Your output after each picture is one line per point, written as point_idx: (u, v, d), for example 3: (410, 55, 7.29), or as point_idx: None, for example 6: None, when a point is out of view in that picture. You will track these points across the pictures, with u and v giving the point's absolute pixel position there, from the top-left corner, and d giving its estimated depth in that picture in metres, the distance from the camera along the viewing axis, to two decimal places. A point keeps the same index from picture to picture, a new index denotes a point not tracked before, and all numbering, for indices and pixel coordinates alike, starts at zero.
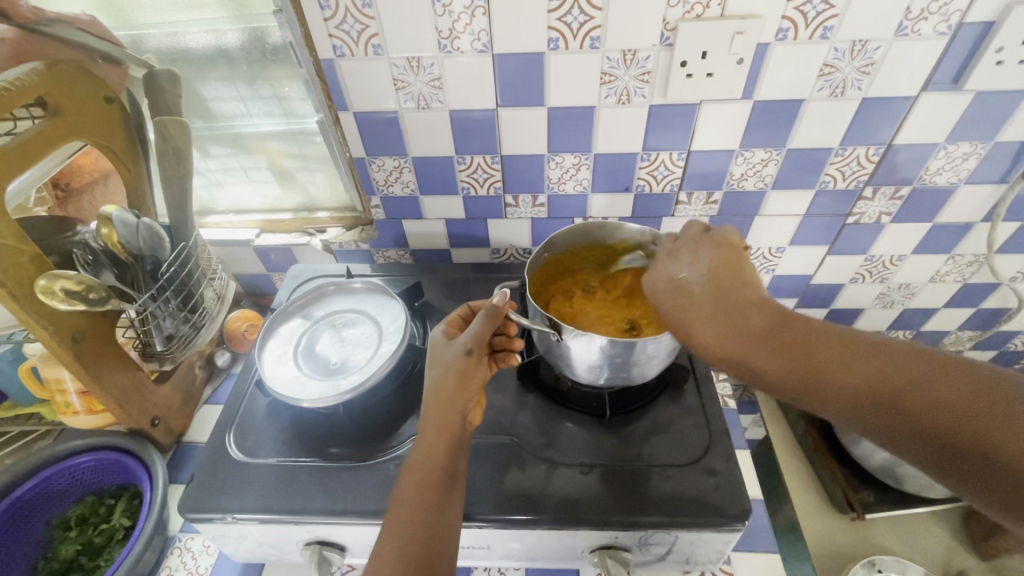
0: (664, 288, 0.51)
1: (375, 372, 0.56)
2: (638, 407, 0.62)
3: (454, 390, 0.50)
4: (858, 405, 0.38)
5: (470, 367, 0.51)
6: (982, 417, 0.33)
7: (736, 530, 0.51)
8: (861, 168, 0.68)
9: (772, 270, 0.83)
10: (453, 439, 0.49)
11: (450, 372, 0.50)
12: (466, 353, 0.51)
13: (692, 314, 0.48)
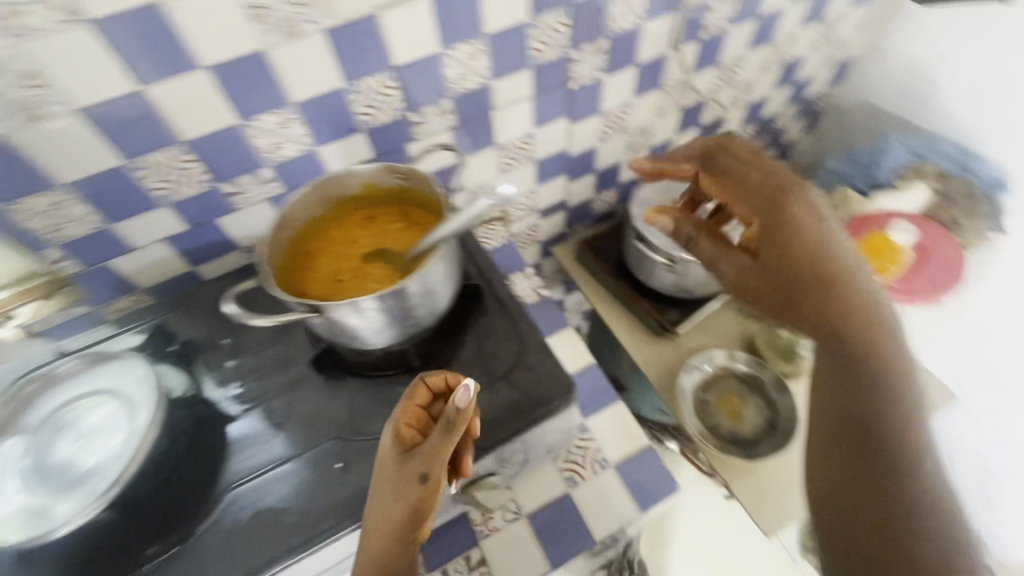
0: (768, 203, 0.54)
1: (138, 451, 0.47)
2: (449, 340, 0.60)
3: (404, 521, 0.45)
4: (841, 427, 0.48)
5: (422, 489, 0.45)
6: (885, 446, 0.45)
7: (568, 403, 0.55)
8: (559, 33, 0.69)
9: (533, 157, 0.85)
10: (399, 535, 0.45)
11: (405, 495, 0.45)
12: (421, 480, 0.45)
13: (768, 245, 0.54)
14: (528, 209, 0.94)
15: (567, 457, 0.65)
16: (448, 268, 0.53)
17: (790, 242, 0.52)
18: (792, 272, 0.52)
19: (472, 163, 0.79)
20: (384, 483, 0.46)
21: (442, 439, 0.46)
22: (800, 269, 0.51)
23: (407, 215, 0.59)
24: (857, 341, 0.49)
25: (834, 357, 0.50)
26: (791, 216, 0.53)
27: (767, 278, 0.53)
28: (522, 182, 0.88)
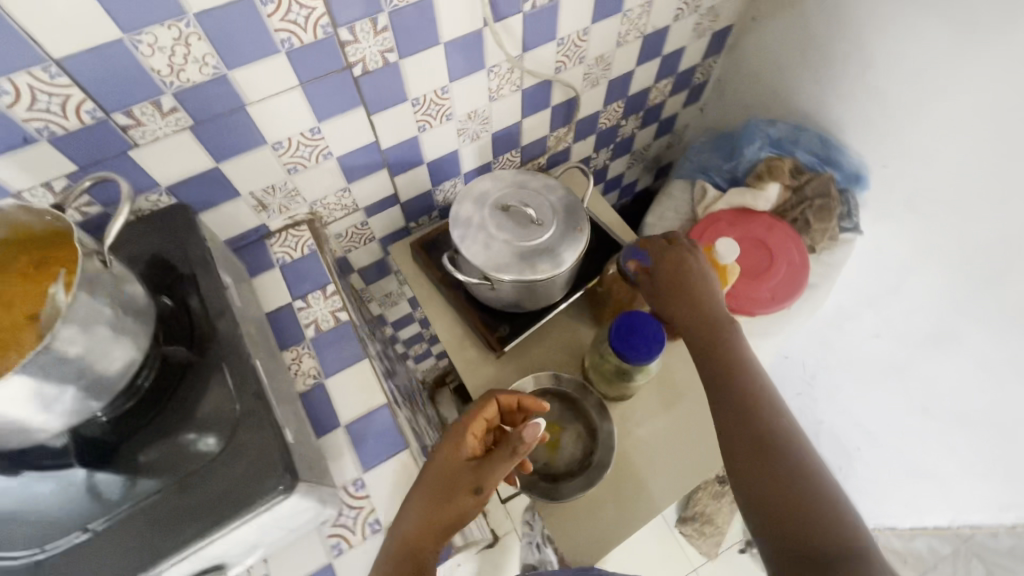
0: (686, 281, 0.67)
1: None
2: (150, 415, 0.49)
3: (446, 504, 0.57)
4: (734, 441, 0.56)
5: (472, 502, 0.58)
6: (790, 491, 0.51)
7: (280, 500, 0.46)
8: (311, 10, 0.54)
9: (331, 153, 0.72)
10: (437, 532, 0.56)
11: (454, 500, 0.57)
12: (477, 493, 0.58)
13: (680, 299, 0.66)
14: (346, 208, 0.82)
15: (335, 521, 0.59)
16: (92, 342, 0.41)
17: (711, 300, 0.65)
18: (709, 307, 0.65)
19: (241, 165, 0.65)
20: (440, 478, 0.59)
21: (500, 462, 0.59)
22: (709, 318, 0.64)
23: (58, 257, 0.46)
24: (735, 379, 0.60)
25: (725, 363, 0.61)
26: (686, 277, 0.67)
27: (699, 327, 0.64)
28: (326, 181, 0.75)
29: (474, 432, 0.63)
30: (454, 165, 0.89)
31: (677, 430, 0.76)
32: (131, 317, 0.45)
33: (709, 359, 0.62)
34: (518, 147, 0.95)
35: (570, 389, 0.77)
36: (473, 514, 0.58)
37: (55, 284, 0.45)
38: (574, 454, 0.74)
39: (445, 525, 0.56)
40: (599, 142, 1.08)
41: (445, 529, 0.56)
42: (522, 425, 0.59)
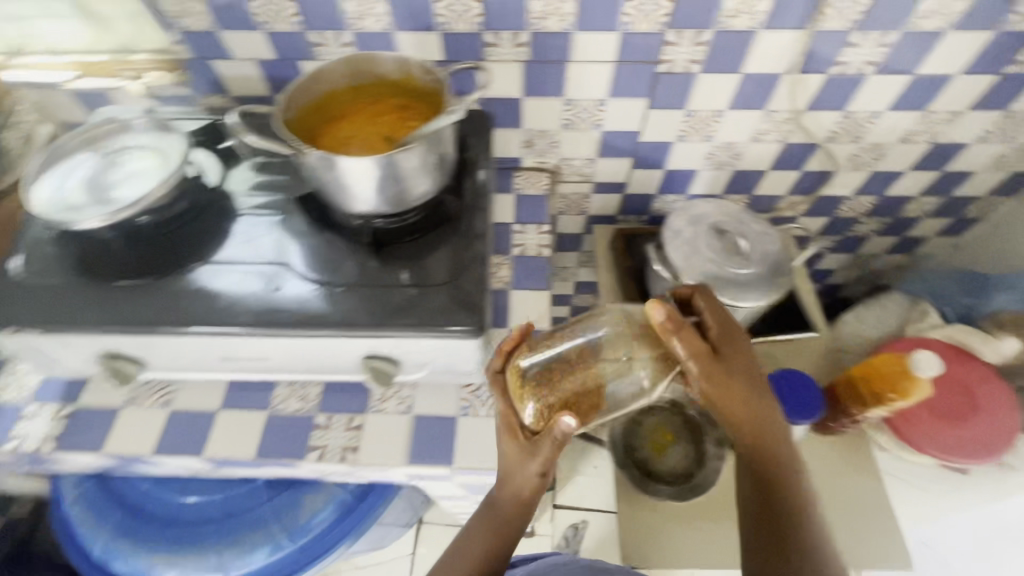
0: (727, 342, 0.57)
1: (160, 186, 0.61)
2: (411, 238, 0.65)
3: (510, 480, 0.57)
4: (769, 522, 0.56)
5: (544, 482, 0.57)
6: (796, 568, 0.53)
7: (467, 336, 0.58)
8: (659, 7, 0.67)
9: (600, 126, 0.84)
10: (518, 520, 0.59)
11: (530, 483, 0.56)
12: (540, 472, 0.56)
13: (733, 356, 0.57)
14: (581, 176, 0.94)
15: (471, 390, 0.69)
16: (422, 165, 0.59)
17: (750, 362, 0.58)
18: (750, 372, 0.57)
19: (535, 105, 0.81)
20: (515, 469, 0.56)
21: (552, 445, 0.54)
22: (753, 377, 0.58)
23: (428, 114, 0.63)
24: (761, 459, 0.58)
25: (759, 444, 0.58)
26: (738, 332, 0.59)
27: (738, 390, 0.57)
28: (581, 147, 0.88)
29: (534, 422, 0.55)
30: (685, 184, 0.96)
31: None
32: (430, 167, 0.60)
33: (747, 426, 0.58)
34: (749, 196, 0.99)
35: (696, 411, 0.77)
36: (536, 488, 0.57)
37: (410, 126, 0.63)
38: (676, 467, 0.75)
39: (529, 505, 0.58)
40: (827, 228, 1.06)
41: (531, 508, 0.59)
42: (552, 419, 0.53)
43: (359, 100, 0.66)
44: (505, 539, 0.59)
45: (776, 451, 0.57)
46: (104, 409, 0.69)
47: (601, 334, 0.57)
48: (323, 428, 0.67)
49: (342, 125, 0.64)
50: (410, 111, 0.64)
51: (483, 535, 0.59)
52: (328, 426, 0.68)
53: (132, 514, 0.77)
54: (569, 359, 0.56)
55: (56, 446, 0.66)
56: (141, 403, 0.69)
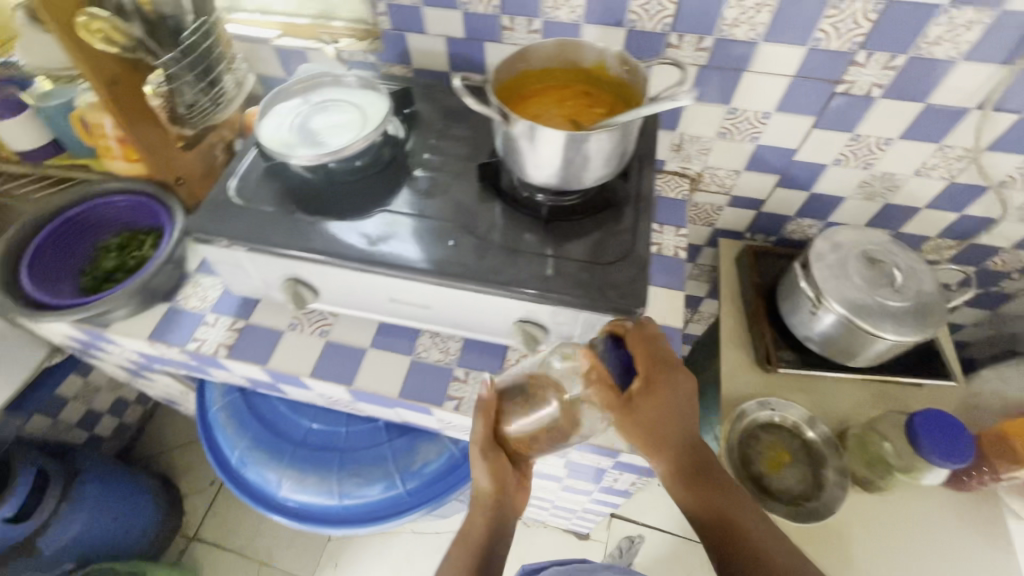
0: (659, 371, 0.57)
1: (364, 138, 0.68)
2: (579, 217, 0.68)
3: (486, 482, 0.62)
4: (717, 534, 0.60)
5: (501, 480, 0.63)
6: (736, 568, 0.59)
7: (629, 317, 0.60)
8: (857, 27, 0.67)
9: (756, 138, 0.84)
10: (493, 529, 0.64)
11: (489, 484, 0.63)
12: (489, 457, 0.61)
13: (653, 396, 0.56)
14: (720, 187, 0.95)
15: None
16: (612, 151, 0.61)
17: (669, 387, 0.57)
18: (670, 399, 0.57)
19: (697, 111, 0.82)
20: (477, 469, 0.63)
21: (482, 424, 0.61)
22: (678, 402, 0.58)
23: (614, 109, 0.66)
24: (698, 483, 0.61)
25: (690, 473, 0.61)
26: (664, 360, 0.58)
27: (656, 429, 0.57)
28: (731, 158, 0.88)
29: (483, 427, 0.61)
30: (827, 210, 0.94)
31: (891, 536, 0.74)
32: (619, 156, 0.63)
33: (675, 457, 0.60)
34: (892, 232, 0.95)
35: (819, 440, 0.76)
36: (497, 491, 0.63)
37: (598, 110, 0.67)
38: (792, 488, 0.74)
39: (498, 509, 0.64)
40: (971, 279, 1.01)
41: (504, 514, 0.65)
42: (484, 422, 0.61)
43: (542, 82, 0.69)
44: (481, 549, 0.63)
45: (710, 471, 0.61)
46: (270, 329, 0.76)
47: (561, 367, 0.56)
48: (461, 381, 0.72)
49: (533, 101, 0.68)
50: (598, 102, 0.67)
51: (464, 551, 0.64)
52: (466, 380, 0.72)
53: (268, 429, 0.85)
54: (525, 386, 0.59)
55: (230, 354, 0.74)
56: (302, 329, 0.76)
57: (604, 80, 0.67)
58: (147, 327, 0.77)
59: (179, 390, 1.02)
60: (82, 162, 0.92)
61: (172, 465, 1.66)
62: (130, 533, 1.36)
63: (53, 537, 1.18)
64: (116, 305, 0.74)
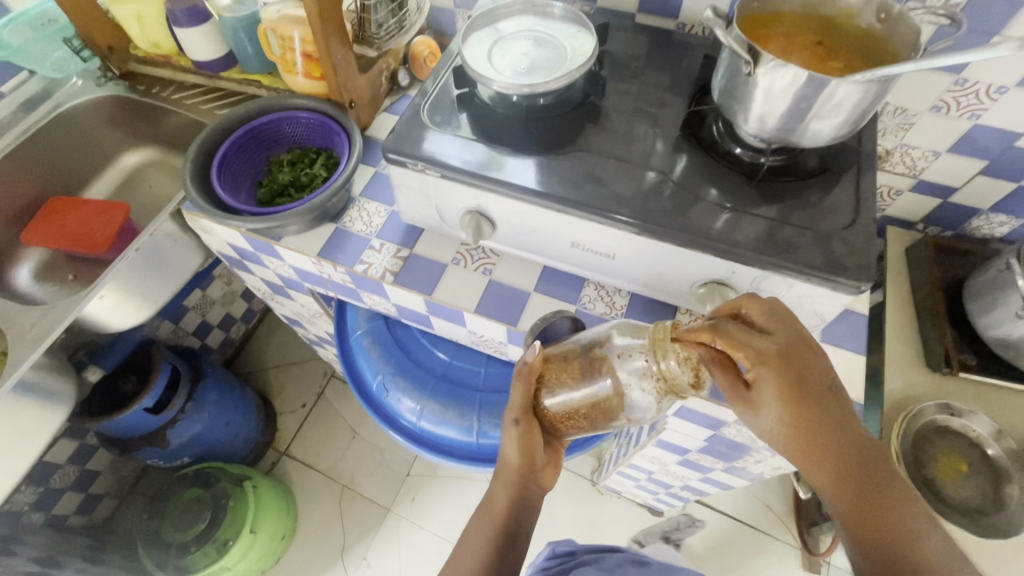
0: (777, 354, 0.48)
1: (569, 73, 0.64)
2: (791, 180, 0.63)
3: (515, 456, 0.58)
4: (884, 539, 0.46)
5: (530, 454, 0.58)
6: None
7: (855, 292, 0.55)
8: None
9: (976, 116, 0.75)
10: (519, 497, 0.59)
11: (516, 455, 0.58)
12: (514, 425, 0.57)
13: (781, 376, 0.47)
14: (908, 168, 0.86)
15: None
16: (864, 110, 0.54)
17: (804, 361, 0.49)
18: (811, 379, 0.48)
19: (914, 78, 0.74)
20: (512, 444, 0.58)
21: (521, 392, 0.57)
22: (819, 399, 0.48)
23: (854, 65, 0.59)
24: (850, 480, 0.48)
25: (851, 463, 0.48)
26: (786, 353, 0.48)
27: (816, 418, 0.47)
28: (937, 136, 0.79)
29: (522, 394, 0.57)
30: None
31: None
32: (857, 120, 0.55)
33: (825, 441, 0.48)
34: None
35: (1002, 456, 0.76)
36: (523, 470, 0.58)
37: (838, 63, 0.60)
38: (964, 499, 0.77)
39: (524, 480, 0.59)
40: None
41: (530, 490, 0.60)
42: (524, 393, 0.57)
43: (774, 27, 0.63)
44: (504, 523, 0.58)
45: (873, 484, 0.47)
46: (434, 261, 0.76)
47: (631, 341, 0.53)
48: None
49: (765, 42, 0.62)
50: (837, 54, 0.61)
51: (486, 523, 0.59)
52: None
53: (408, 359, 0.87)
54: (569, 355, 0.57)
55: (395, 280, 0.75)
56: (465, 265, 0.75)
57: (842, 36, 0.61)
58: (316, 244, 0.78)
59: (312, 313, 1.06)
60: (250, 78, 0.94)
61: (267, 383, 1.75)
62: (235, 439, 1.45)
63: (178, 432, 1.28)
64: (293, 219, 0.75)
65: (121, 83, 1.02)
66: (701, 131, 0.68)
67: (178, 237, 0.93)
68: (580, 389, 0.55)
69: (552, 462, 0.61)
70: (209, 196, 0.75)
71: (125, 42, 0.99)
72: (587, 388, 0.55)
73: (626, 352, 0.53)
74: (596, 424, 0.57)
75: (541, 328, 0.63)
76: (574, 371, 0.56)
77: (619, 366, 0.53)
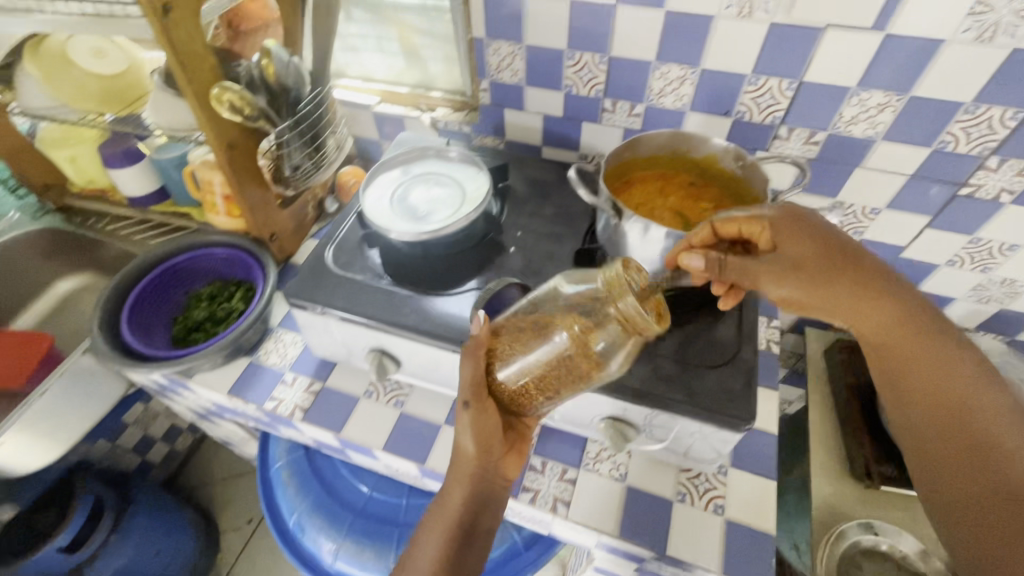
0: (795, 223, 0.53)
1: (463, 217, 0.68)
2: (677, 312, 0.65)
3: (479, 439, 0.52)
4: (935, 383, 0.51)
5: (486, 445, 0.53)
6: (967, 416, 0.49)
7: (740, 431, 0.55)
8: (992, 132, 0.62)
9: (860, 233, 0.80)
10: (477, 491, 0.54)
11: (473, 445, 0.53)
12: (466, 405, 0.52)
13: (800, 240, 0.52)
14: None
15: (690, 477, 0.66)
16: (727, 256, 0.58)
17: (822, 232, 0.53)
18: (833, 244, 0.52)
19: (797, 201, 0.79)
20: (467, 429, 0.53)
21: (471, 365, 0.52)
22: (845, 257, 0.51)
23: (723, 204, 0.65)
24: (896, 330, 0.52)
25: (898, 317, 0.51)
26: (803, 221, 0.53)
27: (845, 280, 0.51)
28: None
29: (471, 371, 0.52)
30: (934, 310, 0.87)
31: None
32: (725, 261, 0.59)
33: (872, 308, 0.51)
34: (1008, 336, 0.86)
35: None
36: (489, 450, 0.54)
37: (708, 204, 0.65)
38: None
39: (481, 475, 0.54)
40: None
41: (489, 483, 0.55)
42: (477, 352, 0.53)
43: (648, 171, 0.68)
44: (461, 523, 0.53)
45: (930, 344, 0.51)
46: (346, 394, 0.75)
47: (579, 290, 0.51)
48: (537, 472, 0.68)
49: (639, 186, 0.67)
50: (706, 195, 0.66)
51: (436, 527, 0.52)
52: (542, 471, 0.68)
53: (328, 493, 0.83)
54: (520, 322, 0.54)
55: (305, 417, 0.73)
56: (377, 398, 0.75)
57: (708, 178, 0.66)
58: (228, 380, 0.77)
59: (241, 438, 1.02)
60: (180, 210, 0.98)
61: (212, 497, 1.65)
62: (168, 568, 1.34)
63: (99, 568, 1.18)
64: (204, 359, 0.74)
65: (56, 217, 1.04)
66: (595, 263, 0.71)
67: (97, 369, 0.91)
68: (533, 353, 0.52)
69: (512, 449, 0.57)
70: (117, 339, 0.74)
71: (63, 179, 1.03)
72: (542, 350, 0.51)
73: (572, 304, 0.51)
74: (566, 385, 0.52)
75: (486, 300, 0.63)
76: (523, 338, 0.53)
77: (570, 317, 0.50)
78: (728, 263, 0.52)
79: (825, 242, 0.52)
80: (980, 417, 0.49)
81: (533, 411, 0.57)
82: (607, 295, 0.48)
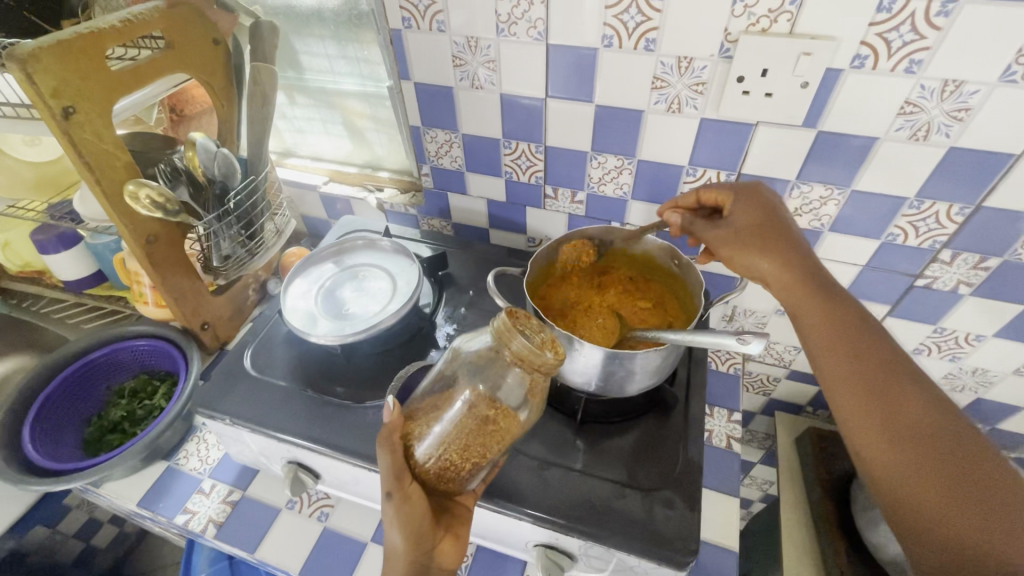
0: (745, 192, 0.54)
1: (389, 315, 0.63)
2: (617, 421, 0.60)
3: (410, 535, 0.44)
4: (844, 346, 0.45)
5: (418, 537, 0.44)
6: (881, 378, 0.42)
7: (683, 568, 0.49)
8: (940, 227, 0.59)
9: None
10: None
11: (402, 536, 0.44)
12: (387, 497, 0.44)
13: (746, 202, 0.53)
14: (777, 359, 0.85)
15: None
16: (661, 364, 0.53)
17: (762, 207, 0.53)
18: (765, 211, 0.52)
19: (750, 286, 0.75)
20: (394, 523, 0.44)
21: (388, 456, 0.44)
22: (774, 225, 0.51)
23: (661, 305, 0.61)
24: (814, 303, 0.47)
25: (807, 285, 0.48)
26: (749, 195, 0.54)
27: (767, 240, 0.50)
28: (791, 334, 0.80)
29: (390, 460, 0.44)
30: None
31: None
32: (659, 370, 0.54)
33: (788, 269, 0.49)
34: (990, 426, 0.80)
35: None
36: (422, 539, 0.44)
37: (646, 304, 0.61)
38: None
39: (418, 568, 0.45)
40: None
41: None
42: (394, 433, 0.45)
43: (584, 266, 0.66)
44: None
45: (819, 301, 0.47)
46: (266, 506, 0.69)
47: (476, 354, 0.48)
48: None
49: (574, 281, 0.64)
50: (644, 293, 0.62)
51: None
52: None
53: None
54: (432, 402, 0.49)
55: (218, 533, 0.66)
56: (299, 509, 0.68)
57: (646, 275, 0.64)
58: (139, 488, 0.71)
59: None
60: (116, 293, 0.94)
61: None
62: None
63: None
64: (119, 465, 0.67)
65: None
66: None
67: None
68: (446, 426, 0.47)
69: (451, 529, 0.47)
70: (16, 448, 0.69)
71: None
72: (454, 413, 0.47)
73: (475, 364, 0.48)
74: (489, 449, 0.47)
75: (400, 386, 0.59)
76: (436, 405, 0.48)
77: (473, 379, 0.47)
78: (698, 226, 0.55)
79: (763, 208, 0.52)
80: (896, 380, 0.41)
81: (467, 486, 0.49)
82: (502, 344, 0.45)
